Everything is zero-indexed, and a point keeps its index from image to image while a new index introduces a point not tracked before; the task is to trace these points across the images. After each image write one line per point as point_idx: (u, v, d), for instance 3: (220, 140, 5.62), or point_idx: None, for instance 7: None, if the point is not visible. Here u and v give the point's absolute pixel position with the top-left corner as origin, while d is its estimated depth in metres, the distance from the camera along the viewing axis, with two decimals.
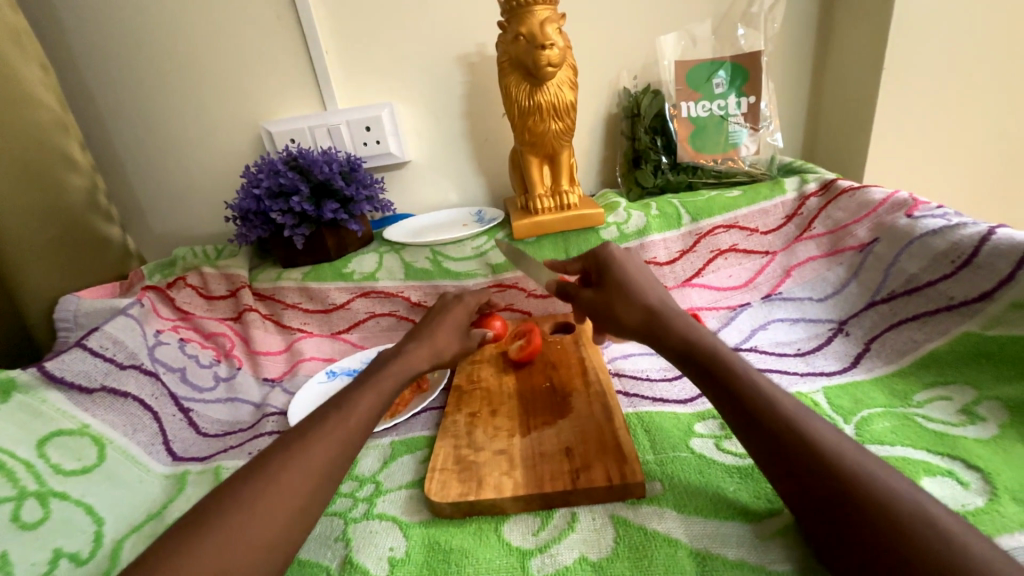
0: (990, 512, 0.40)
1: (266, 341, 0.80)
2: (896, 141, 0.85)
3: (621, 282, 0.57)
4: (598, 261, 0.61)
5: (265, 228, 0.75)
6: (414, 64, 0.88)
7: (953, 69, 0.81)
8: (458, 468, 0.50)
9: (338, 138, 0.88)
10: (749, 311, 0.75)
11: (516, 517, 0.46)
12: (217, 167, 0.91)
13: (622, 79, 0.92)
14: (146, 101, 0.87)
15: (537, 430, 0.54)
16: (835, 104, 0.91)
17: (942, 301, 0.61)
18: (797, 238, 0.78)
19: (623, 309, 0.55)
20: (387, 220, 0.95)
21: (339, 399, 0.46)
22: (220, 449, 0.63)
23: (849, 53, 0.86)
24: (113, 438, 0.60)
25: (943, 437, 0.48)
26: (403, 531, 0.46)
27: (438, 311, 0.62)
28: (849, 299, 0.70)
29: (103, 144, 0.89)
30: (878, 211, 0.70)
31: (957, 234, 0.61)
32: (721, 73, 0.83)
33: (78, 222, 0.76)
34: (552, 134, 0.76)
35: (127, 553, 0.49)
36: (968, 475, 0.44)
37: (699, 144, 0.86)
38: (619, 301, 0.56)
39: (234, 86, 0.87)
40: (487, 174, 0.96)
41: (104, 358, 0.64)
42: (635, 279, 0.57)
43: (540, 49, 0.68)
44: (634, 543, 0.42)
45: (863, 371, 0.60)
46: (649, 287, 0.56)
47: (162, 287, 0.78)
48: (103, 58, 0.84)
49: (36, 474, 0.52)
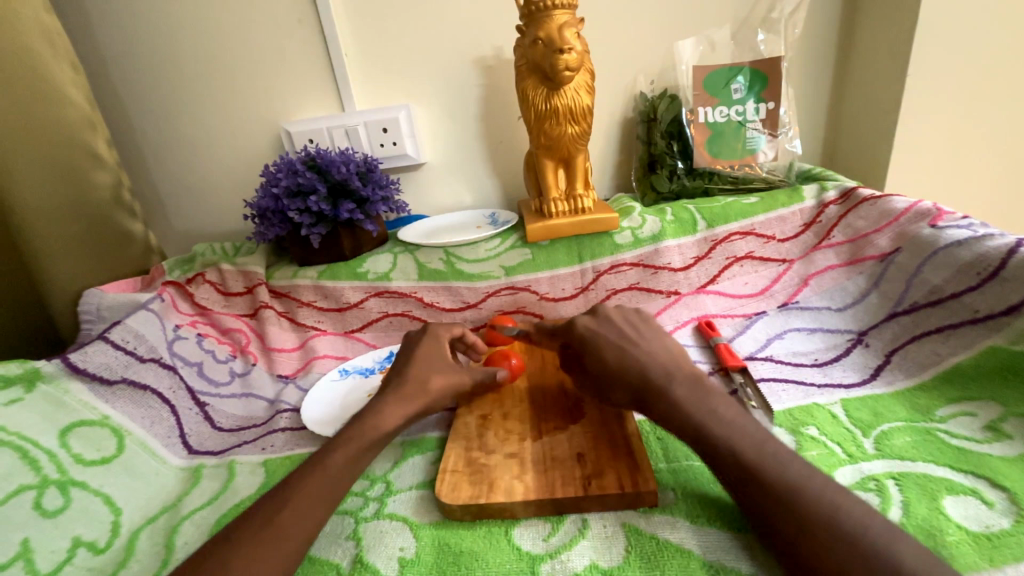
0: (1015, 534, 0.39)
1: (281, 338, 0.81)
2: (920, 148, 0.83)
3: (602, 357, 0.52)
4: (573, 334, 0.56)
5: (282, 227, 0.77)
6: (431, 66, 0.88)
7: (981, 76, 0.79)
8: (469, 470, 0.50)
9: (355, 139, 0.90)
10: (765, 319, 0.74)
11: (527, 521, 0.46)
12: (237, 166, 0.93)
13: (638, 84, 0.91)
14: (170, 101, 0.89)
15: (549, 435, 0.54)
16: (857, 111, 0.89)
17: (966, 313, 0.60)
18: (815, 247, 0.77)
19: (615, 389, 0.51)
20: (401, 220, 0.95)
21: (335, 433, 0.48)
22: (234, 444, 0.64)
23: (871, 60, 0.84)
24: (131, 430, 0.61)
25: (966, 454, 0.47)
26: (413, 531, 0.46)
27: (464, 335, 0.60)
28: (869, 309, 0.69)
29: (128, 141, 0.91)
30: (900, 221, 0.69)
31: (983, 246, 0.60)
32: (740, 78, 0.82)
33: (103, 218, 0.78)
34: (568, 138, 0.76)
35: (142, 544, 0.50)
36: (993, 494, 0.43)
37: (715, 151, 0.85)
38: (605, 383, 0.51)
39: (255, 87, 0.88)
40: (501, 176, 0.97)
41: (125, 351, 0.65)
42: (607, 349, 0.52)
43: (558, 54, 0.68)
44: (646, 552, 0.41)
45: (883, 384, 0.59)
46: (631, 356, 0.50)
47: (182, 283, 0.80)
48: (130, 59, 0.86)
49: (59, 464, 0.53)
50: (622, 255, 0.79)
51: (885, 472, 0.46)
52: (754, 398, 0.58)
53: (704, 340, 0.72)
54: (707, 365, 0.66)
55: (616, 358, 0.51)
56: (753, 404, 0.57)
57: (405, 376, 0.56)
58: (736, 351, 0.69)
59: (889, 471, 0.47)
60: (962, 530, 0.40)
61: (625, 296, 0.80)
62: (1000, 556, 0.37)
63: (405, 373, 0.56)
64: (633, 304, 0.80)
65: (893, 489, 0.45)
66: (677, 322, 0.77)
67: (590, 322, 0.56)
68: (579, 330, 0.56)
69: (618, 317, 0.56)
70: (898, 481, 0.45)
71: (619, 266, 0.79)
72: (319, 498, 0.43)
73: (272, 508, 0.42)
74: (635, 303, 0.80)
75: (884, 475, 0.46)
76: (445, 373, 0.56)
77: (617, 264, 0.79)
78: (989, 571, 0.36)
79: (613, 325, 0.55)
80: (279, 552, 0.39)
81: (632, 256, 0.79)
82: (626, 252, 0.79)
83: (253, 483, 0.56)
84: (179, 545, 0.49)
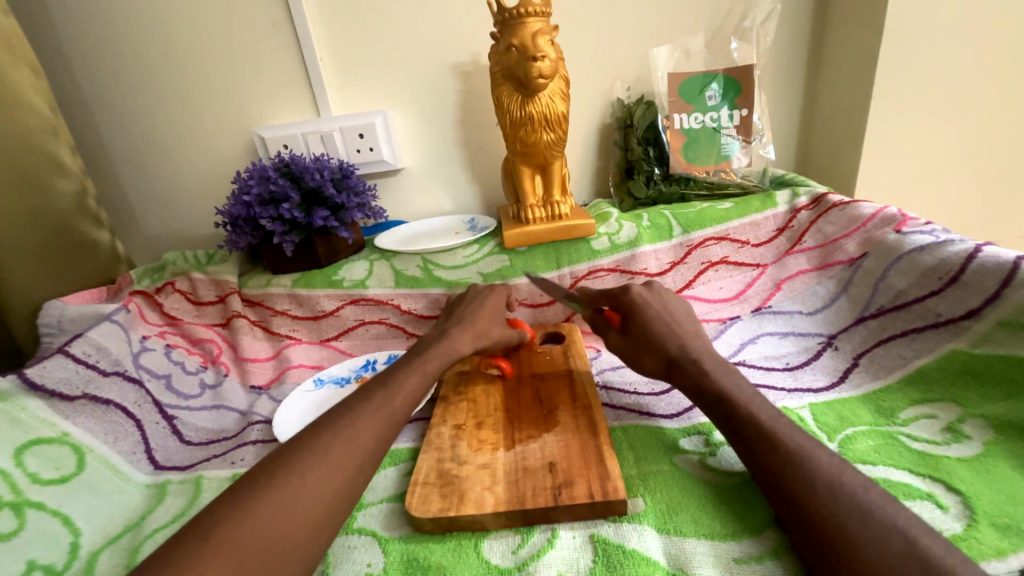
0: (967, 539, 0.39)
1: (255, 347, 0.79)
2: (888, 154, 0.85)
3: (647, 328, 0.58)
4: (622, 304, 0.61)
5: (255, 235, 0.76)
6: (409, 72, 0.88)
7: (945, 85, 0.81)
8: (441, 482, 0.49)
9: (331, 145, 0.89)
10: (739, 324, 0.75)
11: (497, 533, 0.46)
12: (209, 171, 0.91)
13: (615, 90, 0.92)
14: (139, 106, 0.87)
15: (522, 444, 0.53)
16: (828, 117, 0.91)
17: (930, 317, 0.61)
18: (788, 252, 0.78)
19: (646, 356, 0.57)
20: (379, 226, 0.95)
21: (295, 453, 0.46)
22: (203, 458, 0.63)
23: (841, 69, 0.86)
24: (93, 447, 0.59)
25: (925, 457, 0.48)
26: (382, 546, 0.45)
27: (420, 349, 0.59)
28: (839, 313, 0.70)
29: (94, 145, 0.89)
30: (867, 226, 0.71)
31: (945, 251, 0.61)
32: (714, 85, 0.84)
33: (66, 227, 0.75)
34: (544, 144, 0.76)
35: (102, 565, 0.48)
36: (948, 498, 0.43)
37: (691, 156, 0.86)
38: (643, 348, 0.58)
39: (227, 92, 0.87)
40: (480, 181, 0.96)
41: (86, 365, 0.63)
42: (648, 316, 0.59)
43: (532, 61, 0.68)
44: (612, 561, 0.41)
45: (851, 387, 0.60)
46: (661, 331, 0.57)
47: (151, 292, 0.78)
48: (97, 63, 0.84)
49: (12, 484, 0.51)
50: (600, 260, 0.80)
51: None
52: None
53: None
54: None
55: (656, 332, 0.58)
56: None
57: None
58: None
59: None
60: None
61: None
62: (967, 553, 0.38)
63: None
64: None
65: None
66: None
67: (645, 295, 0.61)
68: (634, 297, 0.61)
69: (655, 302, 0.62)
70: None
71: (597, 272, 0.80)
72: None
73: (223, 515, 0.37)
74: None
75: None
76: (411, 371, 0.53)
77: (595, 270, 0.80)
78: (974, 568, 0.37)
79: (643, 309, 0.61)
80: None
81: (610, 262, 0.80)
82: (604, 258, 0.79)
83: None
84: None
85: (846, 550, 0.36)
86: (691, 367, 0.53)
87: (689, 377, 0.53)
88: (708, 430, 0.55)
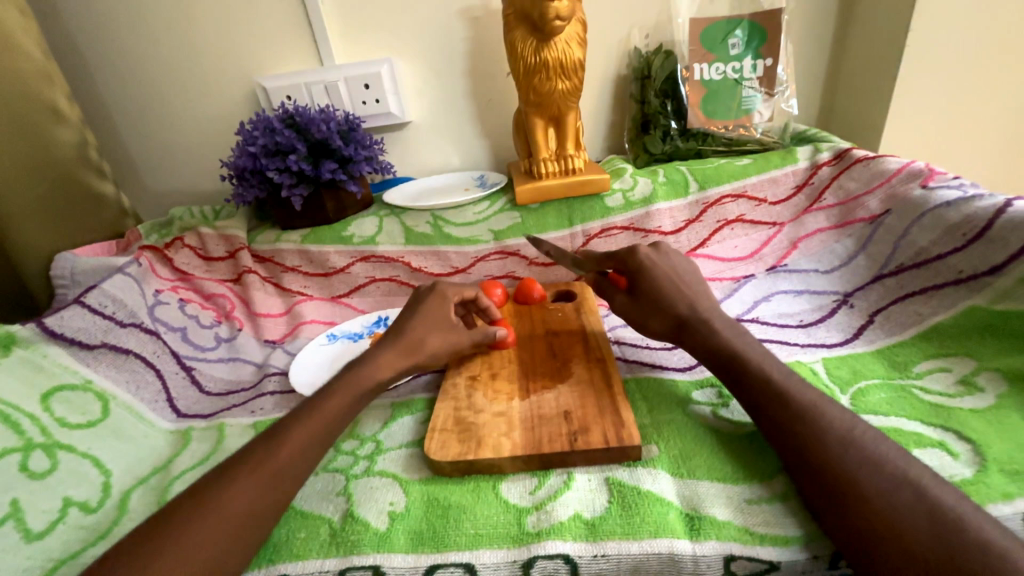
0: (976, 483, 0.40)
1: (266, 303, 0.79)
2: (918, 107, 0.82)
3: (662, 287, 0.57)
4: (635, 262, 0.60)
5: (262, 188, 0.74)
6: (416, 17, 0.83)
7: (985, 31, 0.77)
8: (458, 428, 0.51)
9: (336, 96, 0.85)
10: (753, 282, 0.74)
11: (514, 476, 0.47)
12: (211, 124, 0.88)
13: (633, 38, 0.87)
14: (134, 53, 0.83)
15: (537, 394, 0.54)
16: (856, 68, 0.87)
17: (950, 274, 0.60)
18: (807, 210, 0.77)
19: (655, 317, 0.56)
20: (387, 183, 0.93)
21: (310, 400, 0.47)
22: (223, 407, 0.64)
23: (874, 15, 0.81)
24: (117, 394, 0.60)
25: (937, 409, 0.48)
26: (404, 487, 0.47)
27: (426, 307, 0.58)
28: (856, 271, 0.69)
29: (92, 96, 0.86)
30: (892, 182, 0.69)
31: (971, 207, 0.60)
32: (738, 32, 0.79)
33: (70, 178, 0.74)
34: (558, 94, 0.73)
35: (134, 503, 0.51)
36: (958, 446, 0.44)
37: (710, 110, 0.83)
38: (651, 310, 0.56)
39: (226, 39, 0.83)
40: (490, 137, 0.93)
41: (103, 316, 0.64)
42: (654, 278, 0.58)
43: (548, 1, 0.64)
44: (627, 502, 0.43)
45: (865, 343, 0.60)
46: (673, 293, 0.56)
47: (160, 247, 0.77)
48: (87, 5, 0.80)
49: (42, 428, 0.53)
50: (613, 218, 0.78)
51: None
52: None
53: None
54: None
55: (664, 293, 0.56)
56: None
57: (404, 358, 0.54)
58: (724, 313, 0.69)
59: None
60: None
61: None
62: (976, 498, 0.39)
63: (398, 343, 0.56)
64: None
65: None
66: None
67: (652, 256, 0.60)
68: (641, 259, 0.60)
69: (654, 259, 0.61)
70: None
71: (609, 229, 0.78)
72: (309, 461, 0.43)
73: None
74: None
75: None
76: (411, 336, 0.55)
77: (608, 228, 0.78)
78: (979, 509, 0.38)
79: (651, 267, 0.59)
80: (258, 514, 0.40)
81: (623, 219, 0.78)
82: (617, 215, 0.78)
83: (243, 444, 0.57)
84: None
85: (856, 489, 0.37)
86: (707, 322, 0.53)
87: (705, 331, 0.53)
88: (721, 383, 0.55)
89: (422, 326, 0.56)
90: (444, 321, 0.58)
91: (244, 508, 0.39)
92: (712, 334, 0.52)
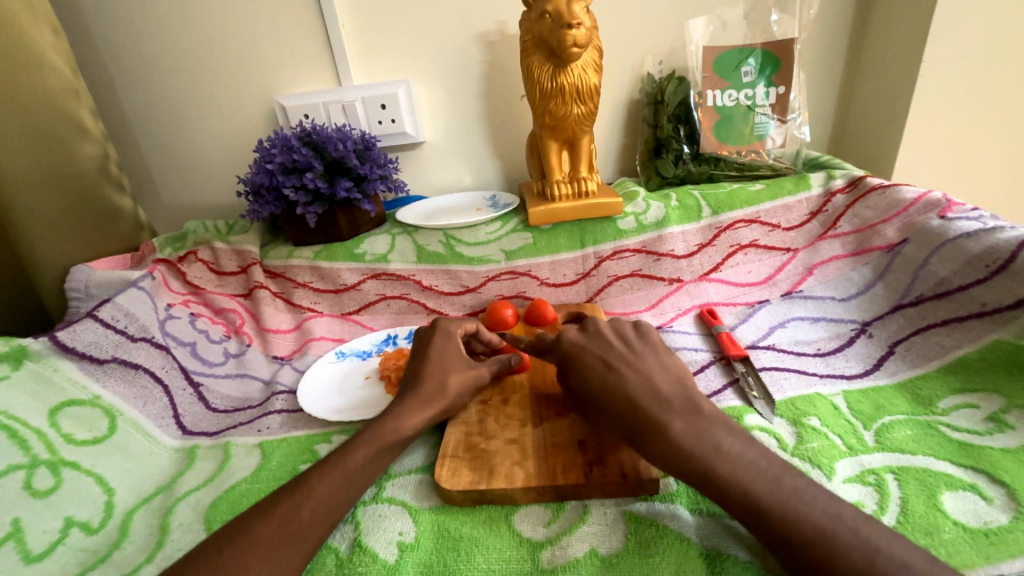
0: (1013, 530, 0.38)
1: (276, 319, 0.79)
2: (931, 136, 0.82)
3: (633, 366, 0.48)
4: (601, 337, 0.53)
5: (278, 205, 0.74)
6: (433, 41, 0.85)
7: (998, 64, 0.77)
8: (470, 456, 0.49)
9: (353, 115, 0.86)
10: (768, 308, 0.73)
11: (527, 507, 0.46)
12: (230, 141, 0.90)
13: (646, 63, 0.88)
14: (158, 71, 0.85)
15: (549, 421, 0.53)
16: (868, 97, 0.87)
17: (974, 306, 0.59)
18: (821, 236, 0.76)
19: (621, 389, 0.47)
20: (400, 201, 0.93)
21: (349, 442, 0.47)
22: (229, 425, 0.63)
23: (885, 46, 0.82)
24: (124, 410, 0.60)
25: (967, 448, 0.47)
26: (413, 516, 0.46)
27: (424, 349, 0.57)
28: (874, 300, 0.68)
29: (114, 112, 0.87)
30: (909, 211, 0.68)
31: (993, 239, 0.59)
32: (751, 61, 0.80)
33: (90, 192, 0.75)
34: (573, 118, 0.74)
35: (137, 525, 0.50)
36: (991, 489, 0.42)
37: (723, 135, 0.83)
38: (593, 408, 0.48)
39: (248, 59, 0.85)
40: (503, 157, 0.94)
41: (115, 330, 0.63)
42: (585, 362, 0.50)
43: (566, 29, 0.65)
44: (644, 539, 0.41)
45: (886, 375, 0.58)
46: (621, 378, 0.47)
47: (173, 261, 0.77)
48: (116, 25, 0.82)
49: (48, 444, 0.52)
50: (625, 240, 0.78)
51: (885, 466, 0.46)
52: (755, 387, 0.58)
53: (706, 328, 0.71)
54: (708, 353, 0.66)
55: (603, 381, 0.48)
56: (755, 395, 0.57)
57: (416, 379, 0.54)
58: (739, 340, 0.68)
59: (889, 465, 0.46)
60: (955, 525, 0.40)
61: (626, 283, 0.79)
62: (1013, 548, 0.37)
63: (413, 370, 0.55)
64: (634, 291, 0.79)
65: (892, 484, 0.44)
66: (677, 310, 0.76)
67: (581, 340, 0.53)
68: (566, 346, 0.53)
69: (613, 334, 0.54)
70: (897, 476, 0.45)
71: (621, 252, 0.78)
72: (323, 493, 0.42)
73: None
74: (636, 290, 0.79)
75: (884, 469, 0.46)
76: (426, 362, 0.55)
77: (620, 250, 0.78)
78: (1017, 560, 0.36)
79: (606, 345, 0.52)
80: (271, 552, 0.38)
81: (635, 242, 0.78)
82: (630, 238, 0.78)
83: (249, 465, 0.56)
84: (174, 526, 0.48)
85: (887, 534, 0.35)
86: None
87: None
88: (739, 414, 0.54)
89: (433, 354, 0.56)
90: (455, 343, 0.58)
91: (260, 544, 0.38)
92: (678, 413, 0.43)
